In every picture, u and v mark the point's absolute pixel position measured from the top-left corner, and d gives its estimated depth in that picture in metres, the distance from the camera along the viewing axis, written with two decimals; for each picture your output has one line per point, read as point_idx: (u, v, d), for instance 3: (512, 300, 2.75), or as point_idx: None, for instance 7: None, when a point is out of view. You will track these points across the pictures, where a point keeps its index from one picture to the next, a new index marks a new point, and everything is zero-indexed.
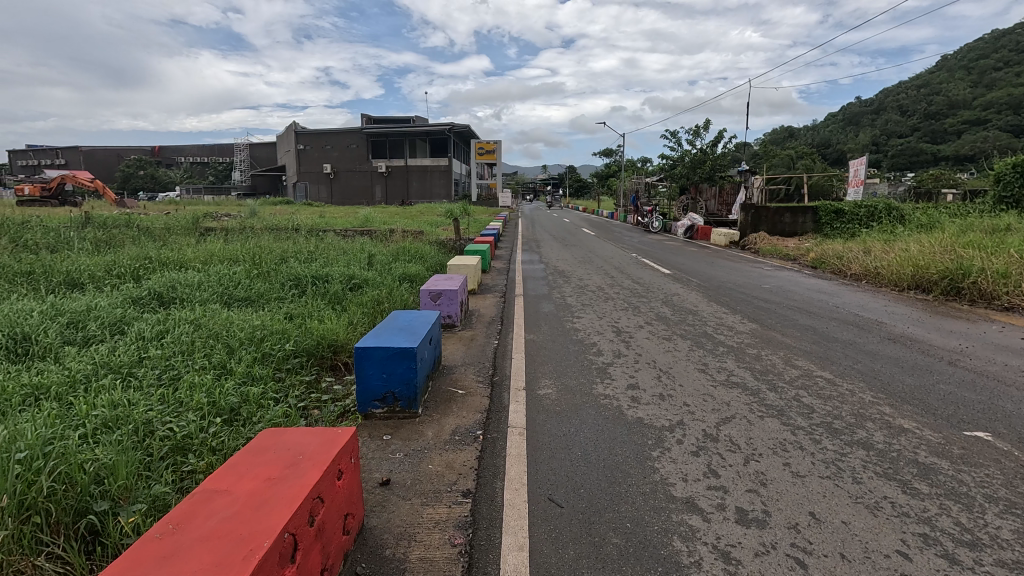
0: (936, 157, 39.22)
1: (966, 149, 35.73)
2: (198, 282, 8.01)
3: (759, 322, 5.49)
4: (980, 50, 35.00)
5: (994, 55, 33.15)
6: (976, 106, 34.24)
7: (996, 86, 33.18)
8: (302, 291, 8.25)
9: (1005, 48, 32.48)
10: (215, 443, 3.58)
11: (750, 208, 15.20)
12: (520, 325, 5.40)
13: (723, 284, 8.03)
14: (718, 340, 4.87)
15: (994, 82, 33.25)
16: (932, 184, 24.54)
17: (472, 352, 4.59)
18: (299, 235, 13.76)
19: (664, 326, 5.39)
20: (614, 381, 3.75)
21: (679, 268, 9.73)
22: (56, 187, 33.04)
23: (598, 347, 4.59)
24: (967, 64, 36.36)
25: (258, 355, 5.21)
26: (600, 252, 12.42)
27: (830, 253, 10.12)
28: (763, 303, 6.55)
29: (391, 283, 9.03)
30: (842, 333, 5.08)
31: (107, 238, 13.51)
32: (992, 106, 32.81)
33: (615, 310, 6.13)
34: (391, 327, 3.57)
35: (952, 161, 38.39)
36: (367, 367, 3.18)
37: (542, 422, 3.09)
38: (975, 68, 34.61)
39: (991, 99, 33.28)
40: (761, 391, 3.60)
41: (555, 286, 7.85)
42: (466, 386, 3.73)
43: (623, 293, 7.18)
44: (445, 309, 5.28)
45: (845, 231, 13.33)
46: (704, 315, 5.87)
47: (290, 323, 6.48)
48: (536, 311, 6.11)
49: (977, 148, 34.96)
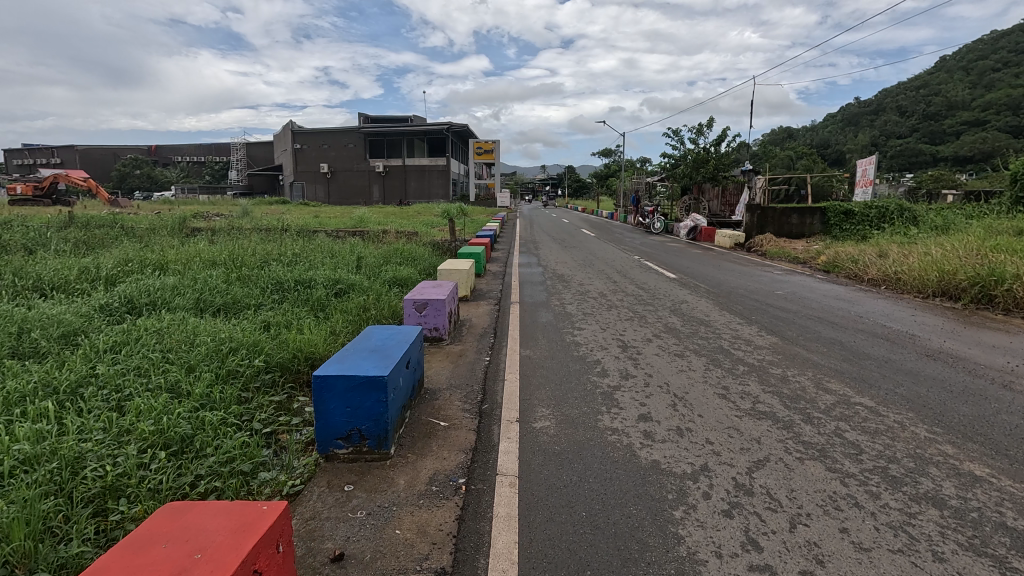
0: (936, 158, 38.92)
1: (966, 150, 35.46)
2: (171, 286, 7.48)
3: (779, 335, 4.96)
4: (980, 53, 34.87)
5: (993, 56, 33.03)
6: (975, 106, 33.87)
7: (996, 87, 33.11)
8: (282, 297, 7.70)
9: (1004, 49, 32.36)
10: (152, 486, 3.07)
11: (756, 209, 14.65)
12: (514, 339, 4.87)
13: (734, 290, 7.50)
14: (736, 357, 4.34)
15: (993, 83, 33.19)
16: (934, 185, 24.23)
17: (460, 371, 4.06)
18: (288, 236, 13.20)
19: (674, 339, 4.86)
20: (622, 411, 3.21)
21: (683, 272, 9.18)
22: (47, 187, 32.39)
23: (601, 366, 4.06)
24: (966, 65, 36.16)
25: (221, 372, 4.68)
26: (600, 255, 11.89)
27: (843, 256, 9.60)
28: (779, 312, 6.01)
29: (380, 287, 8.51)
30: (874, 349, 4.55)
31: (88, 239, 12.93)
32: (992, 106, 33.06)
33: (619, 320, 5.61)
34: (363, 348, 3.06)
35: (951, 161, 38.07)
36: (327, 401, 2.66)
37: (538, 469, 2.56)
38: (974, 69, 34.27)
39: (990, 100, 33.03)
40: (795, 422, 3.07)
41: (554, 292, 7.32)
42: (449, 417, 3.20)
43: (626, 300, 6.64)
44: (432, 320, 4.74)
45: (855, 232, 12.82)
46: (717, 326, 5.34)
47: (265, 333, 5.95)
48: (533, 321, 5.58)
49: (978, 150, 34.64)
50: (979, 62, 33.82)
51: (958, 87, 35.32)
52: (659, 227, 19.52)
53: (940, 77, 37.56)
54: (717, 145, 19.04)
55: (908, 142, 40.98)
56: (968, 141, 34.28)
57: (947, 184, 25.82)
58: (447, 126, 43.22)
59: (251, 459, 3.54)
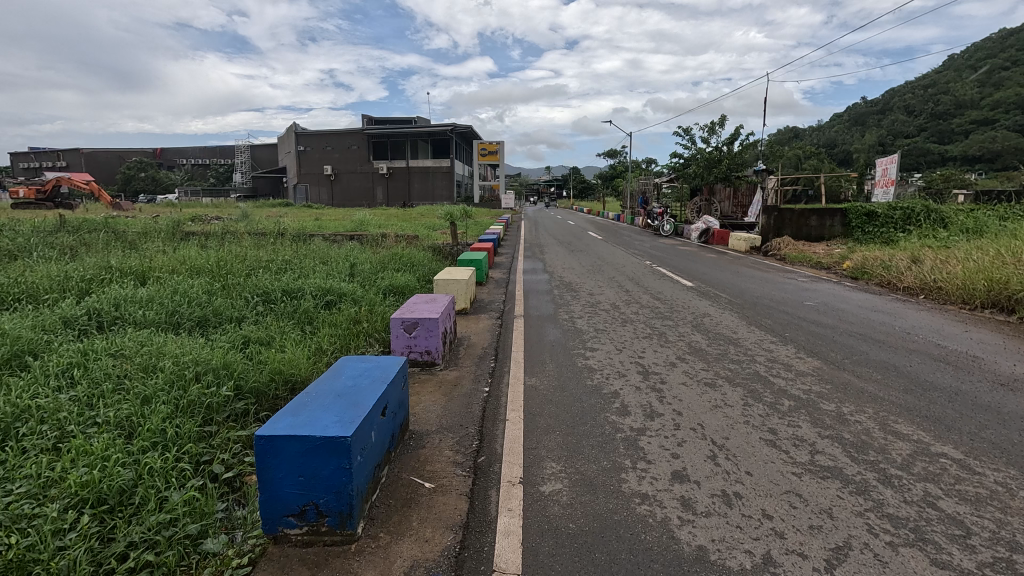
0: (944, 158, 38.34)
1: (975, 150, 34.92)
2: (146, 298, 6.94)
3: (821, 358, 4.32)
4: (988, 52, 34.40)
5: (1002, 55, 32.54)
6: (983, 105, 33.19)
7: (1005, 85, 32.57)
8: (266, 308, 7.13)
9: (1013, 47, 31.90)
10: (69, 560, 2.45)
11: (772, 211, 13.81)
12: (518, 363, 4.25)
13: (759, 299, 6.87)
14: (778, 388, 3.70)
15: (1002, 82, 32.67)
16: (945, 185, 23.76)
17: (453, 407, 3.43)
18: (284, 241, 12.65)
19: (702, 364, 4.22)
20: (651, 467, 2.58)
21: (699, 279, 8.56)
22: (49, 190, 31.99)
23: (621, 400, 3.42)
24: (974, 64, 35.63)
25: (182, 400, 4.08)
26: (610, 260, 11.23)
27: (872, 262, 8.95)
28: (815, 329, 5.36)
29: (374, 297, 7.94)
30: (936, 376, 3.92)
31: (75, 245, 12.40)
32: (1001, 105, 32.50)
33: (636, 338, 4.99)
34: (329, 392, 2.47)
35: (961, 161, 37.41)
36: (275, 467, 2.05)
37: (548, 564, 1.93)
38: (981, 67, 33.53)
39: (1000, 99, 32.35)
40: (869, 485, 2.43)
41: (562, 302, 6.71)
42: (437, 473, 2.58)
43: (642, 313, 6.02)
44: (422, 343, 4.13)
45: (879, 235, 12.18)
46: (748, 346, 4.71)
47: (241, 352, 5.38)
48: (539, 340, 4.95)
49: (987, 150, 33.91)
50: (987, 61, 33.12)
51: (965, 85, 34.52)
52: (668, 230, 18.92)
53: (948, 76, 37.06)
54: (729, 143, 18.33)
55: (916, 141, 40.31)
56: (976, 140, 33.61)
57: (959, 183, 25.15)
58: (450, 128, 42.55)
59: (202, 516, 2.92)
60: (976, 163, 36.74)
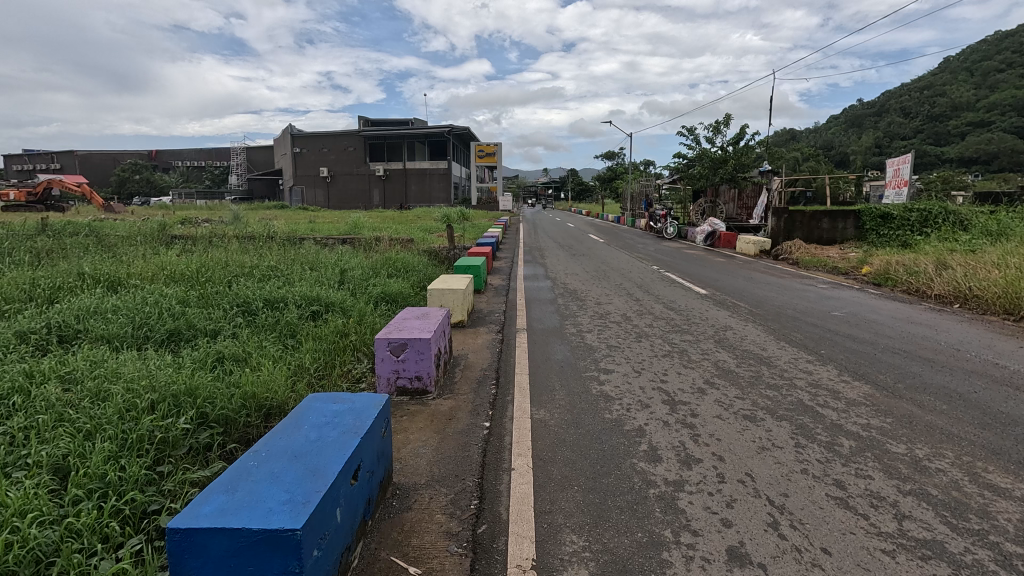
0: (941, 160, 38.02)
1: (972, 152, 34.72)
2: (113, 310, 6.35)
3: (871, 383, 3.75)
4: None
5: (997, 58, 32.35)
6: (979, 107, 33.07)
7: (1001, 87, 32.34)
8: (245, 320, 6.54)
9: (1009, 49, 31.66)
10: None
11: (783, 212, 13.15)
12: (523, 390, 3.68)
13: (782, 309, 6.32)
14: (830, 423, 3.13)
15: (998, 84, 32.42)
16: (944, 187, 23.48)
17: (447, 451, 2.84)
18: (273, 245, 12.04)
19: (736, 391, 3.65)
20: (700, 544, 2.02)
21: (713, 286, 8.02)
22: (40, 193, 31.38)
23: (649, 442, 2.86)
24: None
25: (130, 435, 3.49)
26: (614, 265, 10.66)
27: (895, 267, 8.42)
28: (852, 345, 4.80)
29: (364, 306, 7.38)
30: (1010, 405, 3.37)
31: (52, 249, 11.76)
32: (997, 107, 32.32)
33: (654, 357, 4.42)
34: (284, 452, 1.91)
35: (957, 164, 37.22)
36: (197, 571, 1.48)
37: None
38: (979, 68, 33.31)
39: (997, 100, 32.18)
40: (988, 571, 1.86)
41: (568, 313, 6.16)
42: (424, 552, 2.01)
43: (657, 326, 5.47)
44: (411, 368, 3.55)
45: (895, 238, 11.68)
46: (784, 367, 4.15)
47: (208, 373, 4.80)
48: (546, 360, 4.36)
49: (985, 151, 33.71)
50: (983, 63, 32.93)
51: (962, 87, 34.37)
52: (671, 232, 18.43)
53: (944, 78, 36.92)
54: (734, 143, 17.81)
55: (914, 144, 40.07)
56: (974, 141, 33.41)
57: (957, 185, 24.91)
58: (447, 128, 41.97)
59: None
60: (974, 164, 36.52)
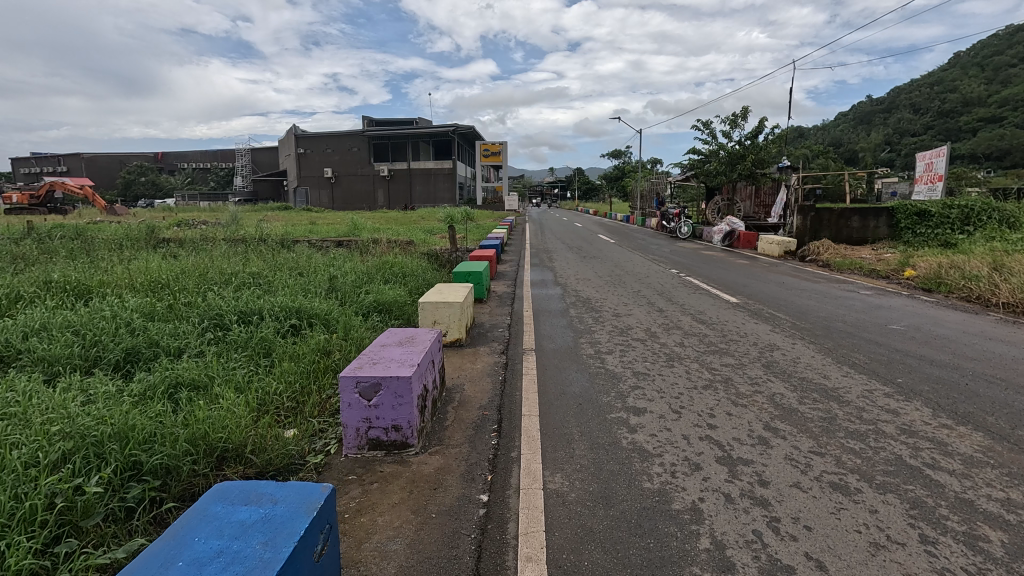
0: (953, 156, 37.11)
1: (982, 148, 33.81)
2: (64, 328, 5.56)
3: (984, 430, 2.90)
4: (993, 49, 33.32)
5: (1008, 52, 31.29)
6: (990, 103, 32.22)
7: (1013, 82, 31.41)
8: (215, 336, 5.75)
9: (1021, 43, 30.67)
10: None
11: (808, 210, 12.09)
12: (531, 443, 2.83)
13: (830, 322, 5.46)
14: (957, 498, 2.27)
15: (1009, 78, 31.46)
16: (960, 184, 22.65)
17: (425, 550, 2.01)
18: (263, 248, 11.27)
19: (810, 443, 2.79)
20: None
21: (743, 292, 7.18)
22: (44, 195, 30.89)
23: (712, 537, 2.02)
24: (978, 61, 34.60)
25: (21, 504, 2.68)
26: (629, 268, 9.83)
27: (946, 270, 7.53)
28: (930, 370, 3.95)
29: (352, 318, 6.59)
30: None
31: (29, 253, 11.02)
32: (1010, 103, 31.41)
33: (694, 390, 3.58)
34: None
35: (969, 160, 36.24)
36: None
37: None
38: (989, 64, 32.47)
39: (1010, 96, 31.27)
40: None
41: (583, 328, 5.32)
42: None
43: (689, 346, 4.63)
44: (387, 416, 2.74)
45: (932, 237, 10.81)
46: (861, 405, 3.30)
47: (154, 407, 3.99)
48: (560, 394, 3.52)
49: (996, 147, 32.84)
50: (996, 58, 31.96)
51: (972, 83, 33.56)
52: (686, 232, 17.60)
53: (954, 73, 36.06)
54: (751, 138, 16.92)
55: None
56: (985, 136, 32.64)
57: (974, 181, 24.05)
58: (451, 128, 41.29)
59: None
60: (985, 159, 35.67)
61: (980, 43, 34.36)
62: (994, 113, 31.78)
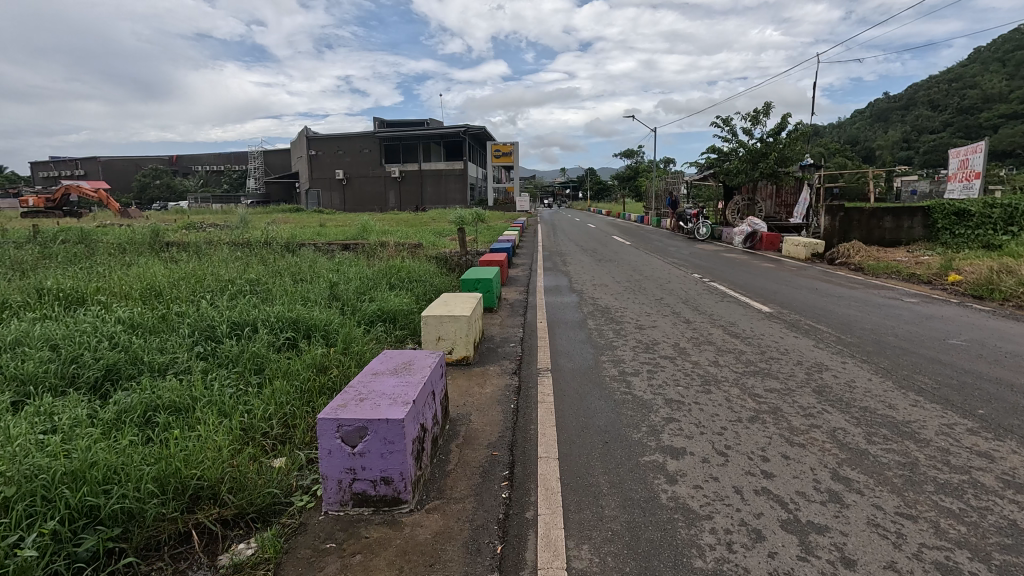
0: None
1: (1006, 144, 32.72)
2: (42, 342, 5.15)
3: None
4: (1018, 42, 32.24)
5: None
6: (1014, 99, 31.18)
7: None
8: (205, 350, 5.33)
9: None
10: None
11: (838, 210, 11.37)
12: (548, 498, 2.33)
13: (880, 336, 4.89)
14: None
15: None
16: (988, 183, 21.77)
17: None
18: (268, 252, 10.90)
19: (896, 501, 2.26)
20: None
21: (775, 300, 6.61)
22: (59, 199, 30.95)
23: None
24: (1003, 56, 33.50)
25: None
26: (648, 273, 9.29)
27: (1000, 275, 6.90)
28: (1014, 399, 3.39)
29: (353, 328, 6.14)
30: None
31: (31, 258, 10.73)
32: None
33: (738, 425, 3.05)
34: None
35: (992, 157, 35.16)
36: None
37: None
38: (1013, 59, 31.44)
39: None
40: None
41: (603, 342, 4.81)
42: None
43: (726, 366, 4.09)
44: (376, 466, 2.25)
45: (973, 237, 10.14)
46: (945, 446, 2.75)
47: (123, 438, 3.50)
48: (582, 429, 3.01)
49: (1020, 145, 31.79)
50: (1017, 52, 31.05)
51: (994, 79, 32.55)
52: (704, 234, 16.99)
53: (976, 69, 35.01)
54: (773, 134, 16.23)
55: None
56: (1008, 133, 31.63)
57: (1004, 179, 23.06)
58: (462, 128, 40.92)
59: None
60: (1009, 157, 34.57)
61: (1004, 38, 33.28)
62: (1018, 110, 30.73)
